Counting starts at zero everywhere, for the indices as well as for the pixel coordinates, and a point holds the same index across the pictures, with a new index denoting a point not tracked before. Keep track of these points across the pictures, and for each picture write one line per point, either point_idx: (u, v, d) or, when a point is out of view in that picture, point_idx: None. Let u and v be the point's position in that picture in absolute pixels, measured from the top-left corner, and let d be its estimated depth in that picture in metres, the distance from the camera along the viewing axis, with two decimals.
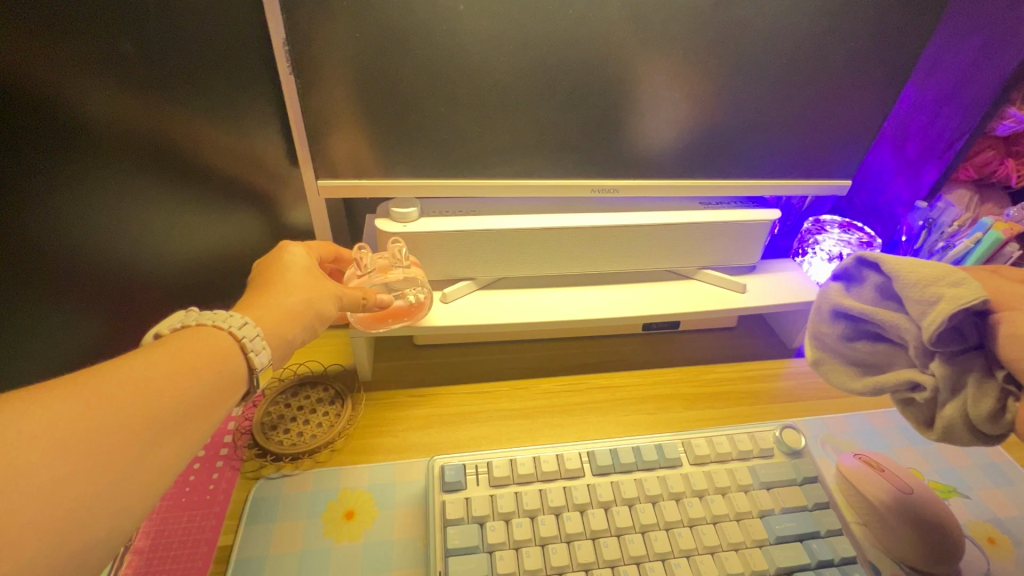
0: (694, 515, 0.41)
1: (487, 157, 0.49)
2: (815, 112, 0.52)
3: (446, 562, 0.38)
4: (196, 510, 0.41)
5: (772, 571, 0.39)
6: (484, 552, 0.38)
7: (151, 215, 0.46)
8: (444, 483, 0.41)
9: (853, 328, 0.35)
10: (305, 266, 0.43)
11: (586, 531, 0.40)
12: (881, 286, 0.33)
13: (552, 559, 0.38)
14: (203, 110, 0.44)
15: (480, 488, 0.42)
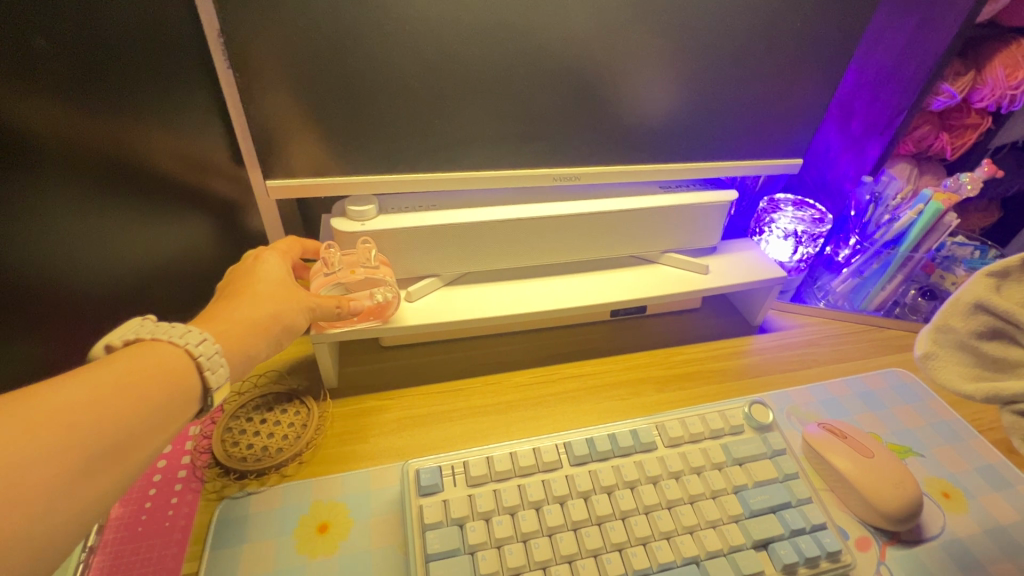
0: (672, 496, 0.40)
1: (445, 150, 0.48)
2: (763, 92, 0.53)
3: (428, 566, 0.35)
4: (154, 539, 0.39)
5: (749, 545, 0.39)
6: (466, 554, 0.36)
7: (91, 225, 0.43)
8: (419, 487, 0.39)
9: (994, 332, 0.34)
10: (274, 271, 0.41)
11: (568, 522, 0.38)
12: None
13: (534, 554, 0.36)
14: (145, 113, 0.43)
15: (458, 488, 0.39)
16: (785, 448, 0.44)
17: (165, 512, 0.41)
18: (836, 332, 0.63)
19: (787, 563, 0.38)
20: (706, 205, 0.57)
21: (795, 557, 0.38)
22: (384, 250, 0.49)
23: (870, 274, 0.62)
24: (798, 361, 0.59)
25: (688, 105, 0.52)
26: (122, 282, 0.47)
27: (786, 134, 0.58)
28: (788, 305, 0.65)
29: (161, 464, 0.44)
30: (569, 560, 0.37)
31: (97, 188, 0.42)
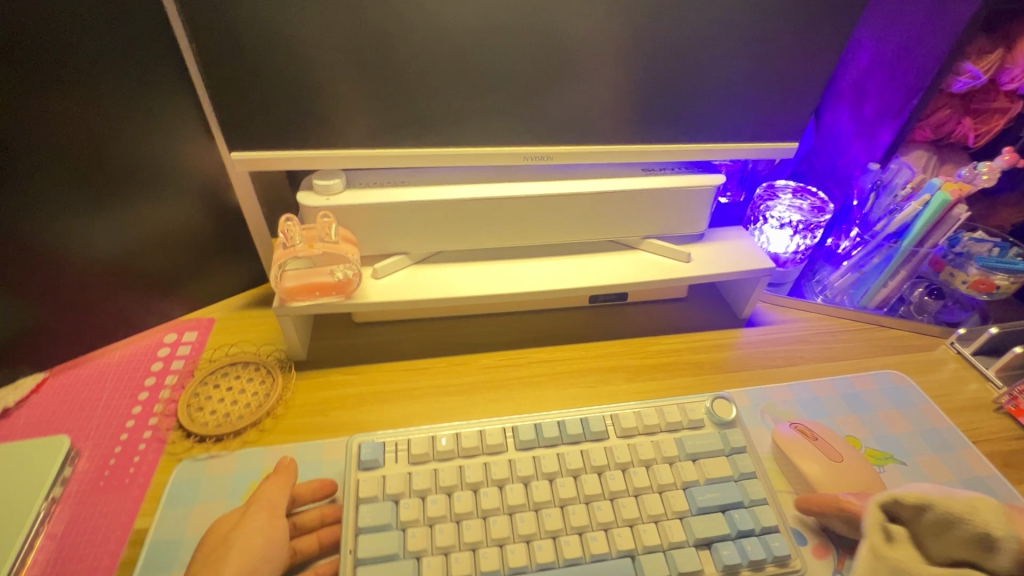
0: (615, 487, 0.39)
1: (410, 126, 0.47)
2: (753, 68, 0.50)
3: (358, 539, 0.36)
4: (113, 493, 0.42)
5: (691, 542, 0.37)
6: (397, 530, 0.36)
7: (63, 202, 0.45)
8: (358, 462, 0.39)
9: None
10: (249, 552, 0.35)
11: (503, 506, 0.38)
12: (948, 523, 0.29)
13: (466, 535, 0.36)
14: (113, 89, 0.43)
15: (398, 465, 0.39)
16: (745, 446, 0.42)
17: (127, 469, 0.43)
18: (831, 330, 0.59)
19: (728, 564, 0.37)
20: (692, 189, 0.54)
21: (737, 558, 0.37)
22: (349, 225, 0.49)
23: (869, 269, 0.58)
24: (785, 357, 0.56)
25: (672, 80, 0.49)
26: (99, 255, 0.49)
27: (782, 115, 0.54)
28: (780, 299, 0.62)
29: (129, 424, 0.46)
30: (500, 544, 0.36)
31: (57, 161, 0.43)
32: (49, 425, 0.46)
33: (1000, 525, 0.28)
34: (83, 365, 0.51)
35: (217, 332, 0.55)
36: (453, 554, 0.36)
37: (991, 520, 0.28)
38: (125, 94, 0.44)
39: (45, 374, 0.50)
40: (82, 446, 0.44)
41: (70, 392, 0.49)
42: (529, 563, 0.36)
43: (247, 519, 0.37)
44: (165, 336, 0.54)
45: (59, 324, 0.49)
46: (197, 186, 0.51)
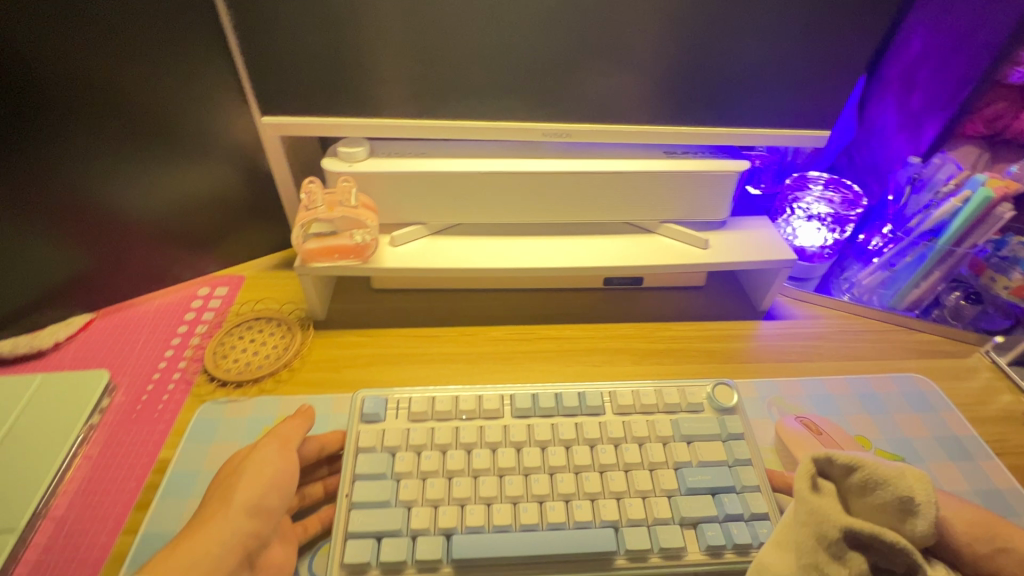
0: (605, 460, 0.40)
1: (431, 97, 0.48)
2: (786, 49, 0.48)
3: (355, 484, 0.38)
4: (144, 425, 0.46)
5: (676, 520, 0.38)
6: (392, 480, 0.38)
7: (114, 159, 0.49)
8: (362, 414, 0.41)
9: (862, 567, 0.29)
10: (266, 479, 0.37)
11: (494, 467, 0.39)
12: (873, 484, 0.30)
13: (455, 490, 0.38)
14: (159, 53, 0.46)
15: (399, 421, 0.41)
16: (743, 434, 0.41)
17: (156, 406, 0.47)
18: (854, 328, 0.57)
19: (711, 545, 0.37)
20: (715, 174, 0.53)
21: (721, 540, 0.37)
22: (370, 192, 0.51)
23: (901, 267, 0.55)
24: (801, 353, 0.54)
25: (698, 57, 0.48)
26: (142, 209, 0.53)
27: (815, 102, 0.52)
28: (803, 293, 0.60)
29: (163, 365, 0.50)
30: (487, 502, 0.38)
31: (110, 120, 0.47)
32: (93, 359, 0.51)
33: (922, 493, 0.30)
34: (125, 310, 0.56)
35: (246, 288, 0.58)
36: (442, 507, 0.37)
37: (912, 487, 0.30)
38: (168, 56, 0.47)
39: (92, 315, 0.55)
40: (120, 380, 0.49)
41: (112, 333, 0.53)
42: (513, 523, 0.37)
43: (259, 451, 0.38)
44: (199, 289, 0.58)
45: (106, 271, 0.54)
46: (234, 150, 0.55)
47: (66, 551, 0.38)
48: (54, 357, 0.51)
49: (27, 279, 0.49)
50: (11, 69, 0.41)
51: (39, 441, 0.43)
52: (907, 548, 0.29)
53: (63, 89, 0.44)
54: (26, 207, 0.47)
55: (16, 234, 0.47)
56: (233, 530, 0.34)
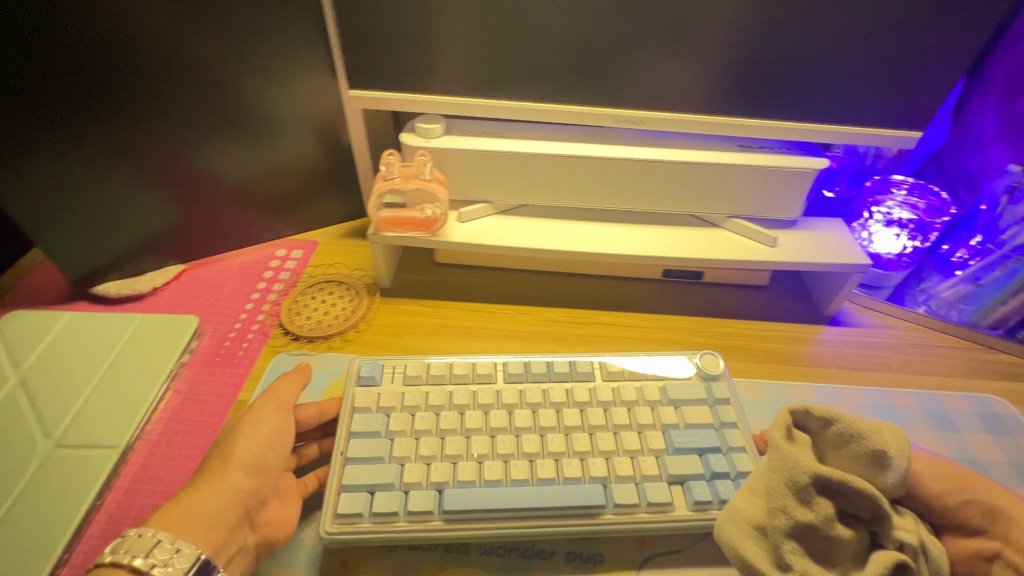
0: (594, 422, 0.42)
1: (509, 78, 0.49)
2: (878, 45, 0.46)
3: (349, 442, 0.40)
4: (226, 368, 0.50)
5: (664, 478, 0.40)
6: (386, 438, 0.41)
7: (214, 121, 0.53)
8: (359, 376, 0.44)
9: (828, 512, 0.31)
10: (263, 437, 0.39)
11: (486, 427, 0.42)
12: (848, 437, 0.33)
13: (447, 449, 0.40)
14: (259, 24, 0.49)
15: (392, 385, 0.44)
16: (729, 399, 0.44)
17: (236, 351, 0.51)
18: (927, 342, 0.54)
19: (697, 500, 0.39)
20: (789, 171, 0.51)
21: (708, 496, 0.39)
22: (443, 168, 0.53)
23: (987, 282, 0.52)
24: (866, 361, 0.53)
25: (778, 47, 0.46)
26: (234, 171, 0.57)
27: (909, 100, 0.49)
28: (872, 300, 0.57)
29: (243, 316, 0.54)
30: (480, 459, 0.40)
31: (214, 85, 0.51)
32: (185, 305, 0.56)
33: (894, 446, 0.33)
34: (212, 264, 0.61)
35: (318, 252, 0.62)
36: (434, 463, 0.40)
37: (886, 441, 0.33)
38: (259, 29, 0.50)
39: (184, 266, 0.60)
40: (207, 326, 0.53)
41: (201, 283, 0.58)
42: (503, 478, 0.39)
43: (258, 408, 0.41)
44: (277, 251, 0.62)
45: (199, 227, 0.59)
46: (317, 123, 0.58)
47: (158, 469, 0.43)
48: (151, 300, 0.56)
49: (133, 229, 0.55)
50: (128, 38, 0.45)
51: (135, 374, 0.48)
52: (873, 494, 0.31)
53: (177, 55, 0.48)
54: (138, 162, 0.52)
55: (129, 187, 0.52)
56: (231, 489, 0.36)
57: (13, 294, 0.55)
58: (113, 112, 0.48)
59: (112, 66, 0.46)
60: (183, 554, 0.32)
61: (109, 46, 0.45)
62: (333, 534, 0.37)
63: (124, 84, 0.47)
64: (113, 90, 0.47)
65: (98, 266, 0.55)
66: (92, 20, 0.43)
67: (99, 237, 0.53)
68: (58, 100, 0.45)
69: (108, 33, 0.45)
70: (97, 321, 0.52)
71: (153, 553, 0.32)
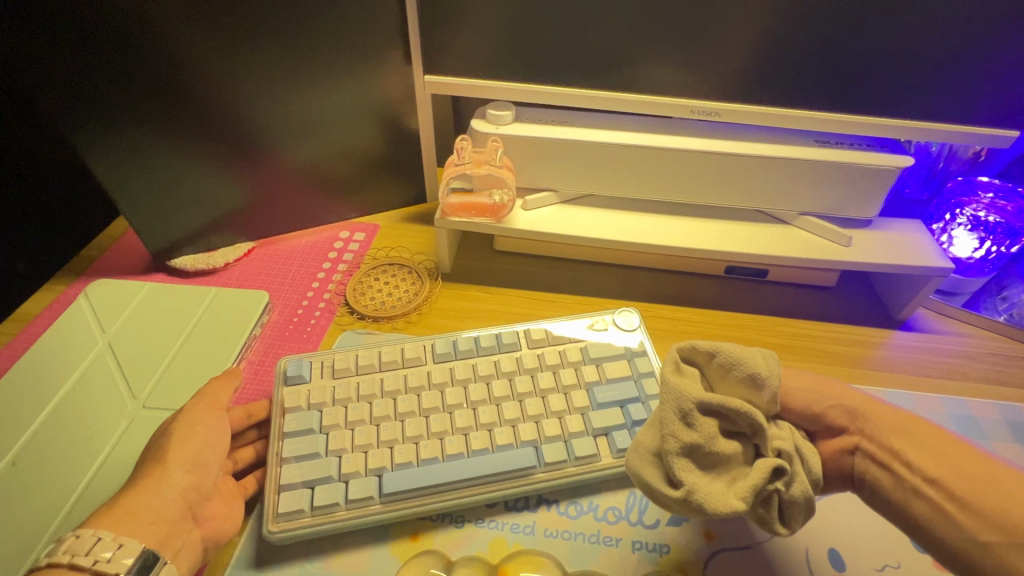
0: (522, 389, 0.42)
1: (586, 67, 0.49)
2: (981, 40, 0.44)
3: (284, 442, 0.39)
4: (294, 341, 0.51)
5: (589, 432, 0.40)
6: (320, 434, 0.40)
7: (281, 103, 0.54)
8: (286, 377, 0.42)
9: (711, 432, 0.29)
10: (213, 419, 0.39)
11: (419, 409, 0.41)
12: (730, 365, 0.30)
13: (481, 417, 0.41)
14: (338, 8, 0.50)
15: (323, 379, 0.43)
16: (645, 352, 0.45)
17: (305, 328, 0.53)
18: (1006, 352, 0.52)
19: (620, 448, 0.40)
20: (871, 168, 0.49)
21: (629, 443, 0.40)
22: (511, 155, 0.53)
23: None
24: (941, 369, 0.51)
25: (852, 39, 0.44)
26: (298, 152, 0.58)
27: (1007, 97, 0.46)
28: (949, 308, 0.55)
29: (309, 294, 0.56)
30: (537, 419, 0.41)
31: (284, 69, 0.52)
32: (253, 282, 0.57)
33: (768, 367, 0.30)
34: (280, 243, 0.62)
35: (379, 236, 0.63)
36: (371, 451, 0.39)
37: (761, 363, 0.30)
38: (325, 19, 0.50)
39: (253, 244, 0.62)
40: (276, 302, 0.55)
41: (266, 261, 0.60)
42: (490, 446, 0.39)
43: (188, 408, 0.39)
44: (340, 232, 0.63)
45: (265, 206, 0.60)
46: (384, 108, 0.58)
47: None
48: (222, 275, 0.59)
49: (200, 204, 0.57)
50: (207, 19, 0.47)
51: (210, 344, 0.50)
52: (747, 408, 0.29)
53: (252, 38, 0.49)
54: (208, 140, 0.53)
55: (197, 163, 0.54)
56: (170, 487, 0.35)
57: (99, 262, 0.58)
58: (187, 89, 0.49)
59: (191, 44, 0.47)
60: (127, 548, 0.31)
61: (165, 51, 0.47)
62: (276, 533, 0.36)
63: (201, 64, 0.49)
64: (188, 68, 0.48)
65: (171, 242, 0.58)
66: (146, 25, 0.45)
67: (163, 221, 0.56)
68: (118, 100, 0.47)
69: (190, 13, 0.46)
70: (172, 293, 0.54)
71: (94, 549, 0.31)
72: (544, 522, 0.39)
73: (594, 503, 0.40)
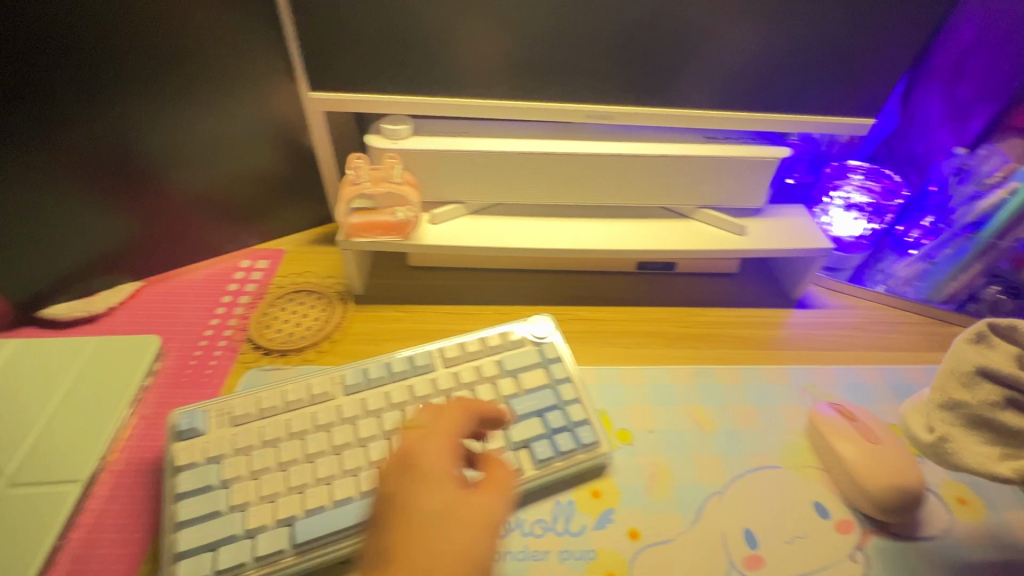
0: None
1: (477, 77, 0.48)
2: (840, 41, 0.47)
3: (178, 504, 0.36)
4: (192, 387, 0.47)
5: (509, 447, 0.40)
6: (220, 489, 0.37)
7: (166, 131, 0.50)
8: (177, 432, 0.39)
9: (987, 398, 0.34)
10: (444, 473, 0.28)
11: (329, 447, 0.39)
12: None
13: (397, 447, 0.39)
14: (216, 28, 0.47)
15: (223, 428, 0.39)
16: (560, 356, 0.46)
17: (204, 370, 0.49)
18: (887, 320, 0.57)
19: (541, 458, 0.40)
20: (755, 160, 0.52)
21: (549, 452, 0.40)
22: (412, 170, 0.51)
23: (940, 260, 0.55)
24: (834, 342, 0.55)
25: (726, 43, 0.47)
26: (190, 181, 0.54)
27: (865, 88, 0.51)
28: (836, 283, 0.60)
29: (208, 332, 0.52)
30: None
31: (167, 94, 0.48)
32: (142, 326, 0.52)
33: None
34: (172, 279, 0.57)
35: (285, 262, 0.59)
36: (279, 499, 0.36)
37: None
38: (194, 37, 0.46)
39: (141, 284, 0.56)
40: (169, 347, 0.50)
41: (158, 302, 0.55)
42: None
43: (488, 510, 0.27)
44: (241, 262, 0.59)
45: (154, 241, 0.55)
46: (274, 126, 0.55)
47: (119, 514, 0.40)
48: (106, 322, 0.53)
49: (80, 248, 0.51)
50: (66, 47, 0.42)
51: (95, 399, 0.45)
52: None
53: (124, 64, 0.45)
54: (85, 178, 0.48)
55: (73, 204, 0.49)
56: None
57: None
58: (54, 125, 0.44)
59: (52, 76, 0.42)
60: None
61: (7, 81, 0.41)
62: None
63: (68, 97, 0.44)
64: (54, 102, 0.44)
65: (42, 288, 0.51)
66: None
67: (34, 272, 0.50)
68: None
69: (45, 42, 0.41)
70: (42, 350, 0.48)
71: None
72: None
73: (520, 519, 0.39)
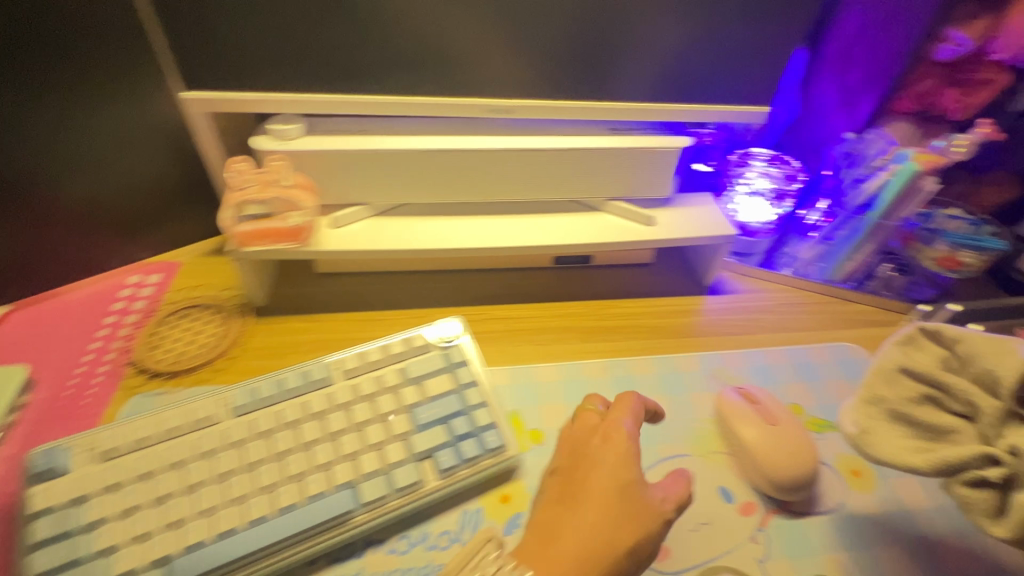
0: (336, 427, 0.39)
1: (367, 73, 0.46)
2: (728, 32, 0.48)
3: (33, 555, 0.32)
4: (67, 419, 0.43)
5: (410, 458, 0.39)
6: (84, 533, 0.33)
7: (23, 140, 0.45)
8: (34, 474, 0.35)
9: (906, 396, 0.34)
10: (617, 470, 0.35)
11: (213, 476, 0.36)
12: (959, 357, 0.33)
13: (288, 469, 0.37)
14: (69, 23, 0.42)
15: (89, 465, 0.36)
16: (467, 359, 0.44)
17: (80, 401, 0.44)
18: (794, 301, 0.59)
19: (445, 468, 0.38)
20: (658, 151, 0.53)
21: (453, 461, 0.39)
22: (306, 173, 0.49)
23: (837, 241, 0.58)
24: (744, 326, 0.56)
25: (620, 35, 0.47)
26: (60, 194, 0.49)
27: (758, 78, 0.52)
28: (746, 268, 0.61)
29: (88, 357, 0.48)
30: (354, 457, 0.38)
31: (18, 98, 0.43)
32: (9, 355, 0.47)
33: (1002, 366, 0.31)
34: (46, 301, 0.52)
35: (178, 275, 0.55)
36: (153, 538, 0.34)
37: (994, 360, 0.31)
38: (42, 34, 0.42)
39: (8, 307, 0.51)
40: (40, 376, 0.46)
41: (29, 326, 0.50)
42: (300, 500, 0.36)
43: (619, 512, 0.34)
44: (128, 277, 0.54)
45: (21, 261, 0.50)
46: (152, 130, 0.50)
47: None
48: None
49: None
50: None
51: None
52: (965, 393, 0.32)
53: None
54: None
55: None
56: None
57: None
58: None
59: None
60: None
61: None
62: None
63: None
64: None
65: None
66: None
67: None
68: None
69: None
70: None
71: None
72: (370, 566, 0.36)
73: (425, 532, 0.38)
